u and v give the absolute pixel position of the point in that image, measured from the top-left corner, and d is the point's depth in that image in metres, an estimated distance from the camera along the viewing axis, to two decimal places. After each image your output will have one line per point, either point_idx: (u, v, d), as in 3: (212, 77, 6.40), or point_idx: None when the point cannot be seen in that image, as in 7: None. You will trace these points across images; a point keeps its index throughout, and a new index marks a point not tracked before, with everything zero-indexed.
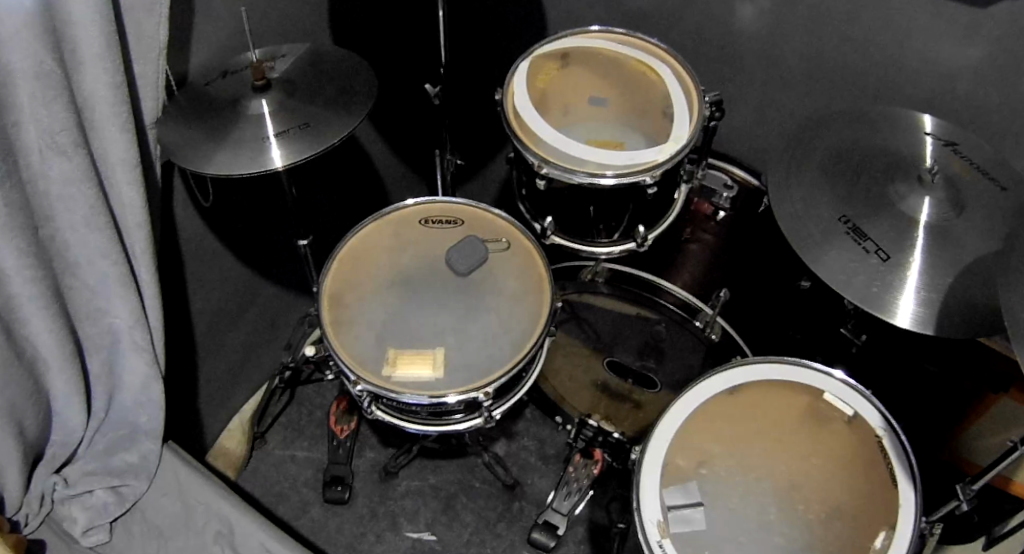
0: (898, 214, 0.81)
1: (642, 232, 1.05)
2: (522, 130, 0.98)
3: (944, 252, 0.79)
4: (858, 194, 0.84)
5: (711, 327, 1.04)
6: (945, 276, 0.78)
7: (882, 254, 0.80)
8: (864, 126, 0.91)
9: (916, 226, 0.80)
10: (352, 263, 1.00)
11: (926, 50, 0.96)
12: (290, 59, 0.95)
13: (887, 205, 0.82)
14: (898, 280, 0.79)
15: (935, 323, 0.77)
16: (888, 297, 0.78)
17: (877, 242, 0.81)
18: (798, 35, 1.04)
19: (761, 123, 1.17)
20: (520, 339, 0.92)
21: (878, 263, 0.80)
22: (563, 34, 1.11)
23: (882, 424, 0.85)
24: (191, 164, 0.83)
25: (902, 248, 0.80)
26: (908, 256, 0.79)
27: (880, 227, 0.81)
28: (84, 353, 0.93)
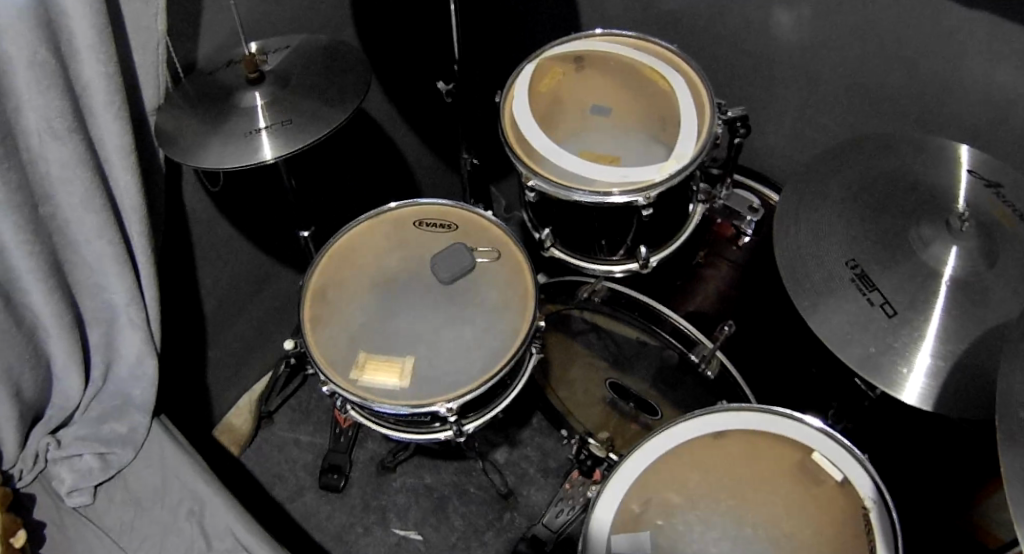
0: (918, 263, 0.74)
1: (645, 253, 0.98)
2: (516, 139, 0.93)
3: (964, 312, 0.71)
4: (876, 235, 0.77)
5: (708, 362, 0.97)
6: (962, 341, 0.70)
7: (888, 309, 0.74)
8: (895, 155, 0.84)
9: (936, 279, 0.73)
10: (340, 260, 0.98)
11: (979, 76, 0.87)
12: (287, 52, 0.96)
13: (906, 252, 0.75)
14: (910, 347, 0.72)
15: (944, 398, 0.70)
16: (891, 365, 0.72)
17: (884, 293, 0.75)
18: (835, 51, 0.98)
19: (797, 140, 1.12)
20: (494, 355, 0.88)
21: (883, 319, 0.74)
22: (579, 35, 1.05)
23: (872, 495, 0.79)
24: (179, 157, 0.84)
25: (916, 311, 0.73)
26: (923, 318, 0.72)
27: (890, 279, 0.75)
28: (85, 325, 0.98)
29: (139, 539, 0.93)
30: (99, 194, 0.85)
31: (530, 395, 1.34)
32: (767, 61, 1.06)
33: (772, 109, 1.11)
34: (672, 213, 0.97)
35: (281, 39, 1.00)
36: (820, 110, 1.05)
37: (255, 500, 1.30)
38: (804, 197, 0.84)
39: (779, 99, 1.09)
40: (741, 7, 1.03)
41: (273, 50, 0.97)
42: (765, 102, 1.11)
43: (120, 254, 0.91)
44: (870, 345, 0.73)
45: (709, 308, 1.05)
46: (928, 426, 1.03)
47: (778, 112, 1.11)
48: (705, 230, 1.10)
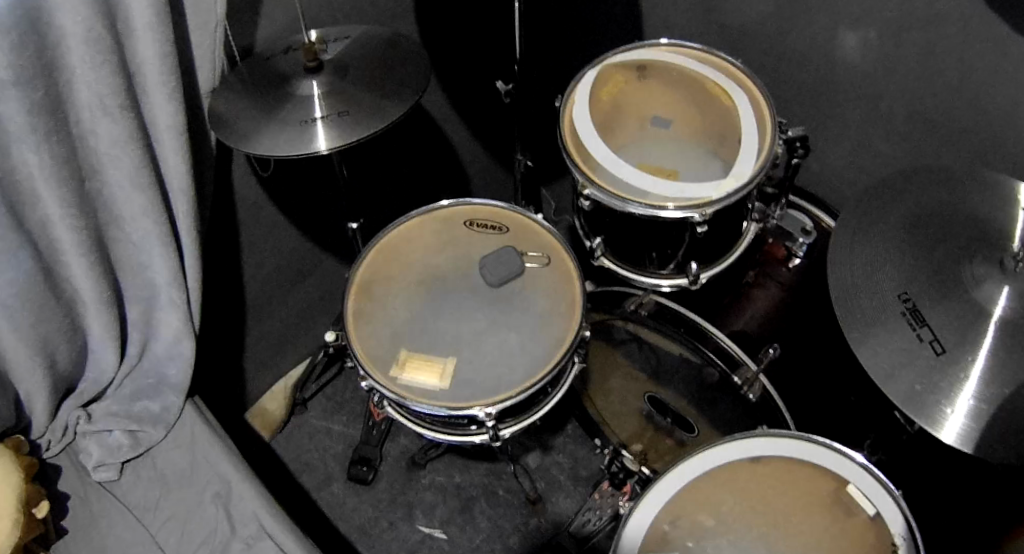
0: (970, 302, 0.75)
1: (695, 268, 0.96)
2: (574, 144, 0.92)
3: (1012, 355, 0.72)
4: (929, 270, 0.79)
5: (750, 385, 0.96)
6: (1006, 383, 0.71)
7: (937, 347, 0.75)
8: (950, 188, 0.86)
9: (986, 318, 0.74)
10: (388, 255, 0.98)
11: None
12: (346, 42, 0.97)
13: (959, 289, 0.76)
14: (953, 385, 0.73)
15: (983, 442, 0.71)
16: (935, 403, 0.73)
17: (934, 330, 0.76)
18: (906, 75, 0.98)
19: (856, 165, 1.11)
20: (535, 364, 0.87)
21: (930, 357, 0.74)
22: (641, 44, 1.03)
23: (903, 532, 0.76)
24: (236, 143, 0.86)
25: (964, 351, 0.73)
26: (969, 357, 0.73)
27: (941, 315, 0.76)
28: (125, 300, 1.06)
29: (163, 517, 1.02)
30: (146, 173, 0.93)
31: (567, 401, 1.32)
32: (828, 83, 1.06)
33: (835, 132, 1.10)
34: (726, 231, 0.95)
35: (341, 28, 1.01)
36: (878, 137, 1.06)
37: (284, 485, 1.32)
38: (861, 222, 0.85)
39: (840, 126, 1.09)
40: (807, 26, 1.03)
41: (331, 39, 0.98)
42: (829, 124, 1.10)
43: (164, 235, 0.99)
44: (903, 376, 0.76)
45: (754, 329, 1.03)
46: (971, 463, 0.99)
47: (840, 136, 1.10)
48: (756, 249, 1.07)
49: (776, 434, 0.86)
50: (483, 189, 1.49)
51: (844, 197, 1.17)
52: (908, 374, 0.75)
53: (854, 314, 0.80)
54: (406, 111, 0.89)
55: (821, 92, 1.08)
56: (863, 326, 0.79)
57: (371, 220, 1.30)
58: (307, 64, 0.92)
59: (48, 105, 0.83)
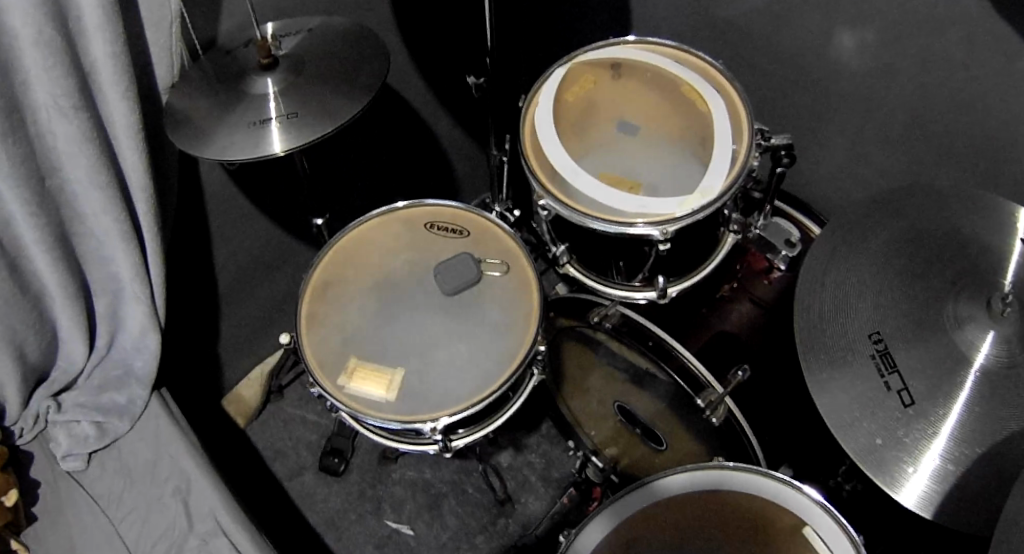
0: (949, 345, 0.73)
1: (662, 283, 0.92)
2: (533, 153, 0.87)
3: (987, 411, 0.70)
4: (906, 310, 0.77)
5: (714, 409, 0.91)
6: (977, 441, 0.70)
7: (906, 398, 0.73)
8: (939, 212, 0.83)
9: (965, 368, 0.72)
10: (346, 256, 0.95)
11: None
12: (305, 34, 0.96)
13: (939, 329, 0.75)
14: (922, 439, 0.72)
15: (943, 502, 0.70)
16: (895, 459, 0.72)
17: (904, 378, 0.74)
18: (904, 83, 0.94)
19: (849, 175, 1.07)
20: (484, 380, 0.84)
21: (898, 408, 0.73)
22: (616, 40, 0.97)
23: None
24: (188, 148, 0.84)
25: (935, 404, 0.72)
26: (942, 411, 0.71)
27: (913, 361, 0.74)
28: (91, 293, 1.05)
29: (126, 509, 1.02)
30: (104, 172, 0.91)
31: (541, 402, 1.30)
32: (822, 86, 1.01)
33: (828, 139, 1.06)
34: (696, 245, 0.90)
35: (299, 19, 0.99)
36: (873, 148, 1.02)
37: (257, 474, 1.32)
38: (838, 249, 0.83)
39: (834, 133, 1.04)
40: (803, 24, 0.98)
41: (290, 32, 0.96)
42: (822, 130, 1.05)
43: (126, 231, 0.97)
44: (854, 411, 0.75)
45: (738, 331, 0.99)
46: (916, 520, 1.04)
47: (833, 144, 1.06)
48: (737, 258, 1.05)
49: (739, 466, 0.82)
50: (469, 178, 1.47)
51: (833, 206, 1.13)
52: (867, 425, 0.74)
53: (818, 354, 0.79)
54: (361, 109, 0.87)
55: (814, 96, 1.03)
56: (825, 361, 0.78)
57: (348, 210, 1.28)
58: (261, 61, 0.89)
59: (3, 104, 0.81)
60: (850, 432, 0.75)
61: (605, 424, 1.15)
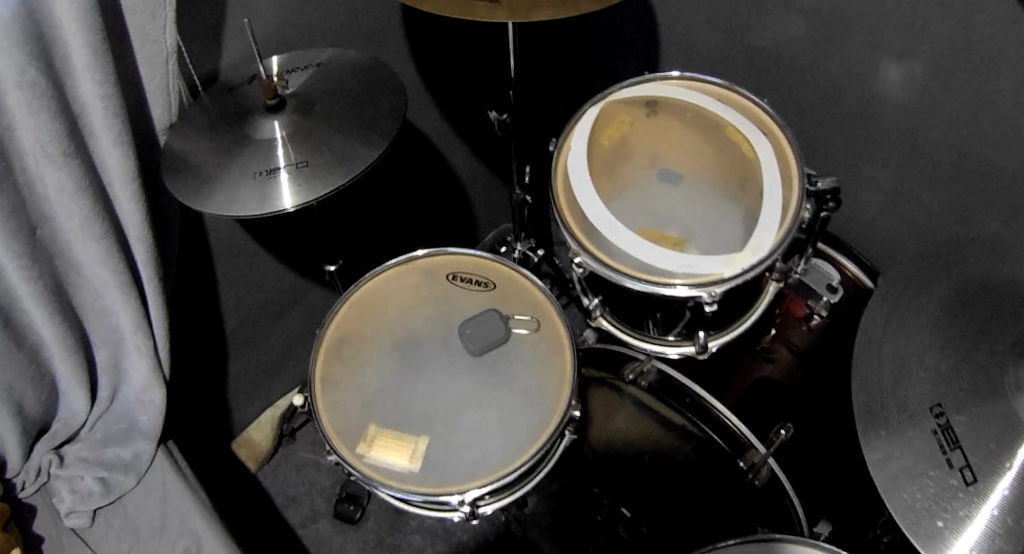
0: (1012, 416, 0.68)
1: (704, 337, 0.87)
2: (566, 202, 0.80)
3: None
4: (965, 378, 0.71)
5: (757, 471, 0.88)
6: None
7: (968, 475, 0.68)
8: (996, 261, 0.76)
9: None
10: (362, 311, 0.89)
11: None
12: (315, 69, 0.89)
13: (999, 396, 0.69)
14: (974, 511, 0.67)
15: None
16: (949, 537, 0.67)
17: (967, 454, 0.69)
18: (953, 118, 0.88)
19: (891, 214, 1.02)
20: (514, 447, 0.78)
21: (959, 487, 0.68)
22: (652, 77, 0.90)
23: None
24: (189, 202, 0.79)
25: (988, 472, 0.67)
26: (996, 479, 0.67)
27: (975, 434, 0.69)
28: (92, 344, 1.00)
29: None
30: (100, 222, 0.86)
31: None
32: (864, 118, 0.96)
33: (870, 174, 1.01)
34: (738, 300, 0.84)
35: (307, 53, 0.93)
36: (919, 186, 0.97)
37: (269, 522, 1.28)
38: (894, 309, 0.77)
39: (873, 164, 0.99)
40: (844, 54, 0.92)
41: (300, 66, 0.90)
42: (864, 164, 1.00)
43: (125, 281, 0.91)
44: (915, 492, 0.70)
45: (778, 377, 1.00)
46: None
47: (872, 178, 1.01)
48: (774, 303, 1.02)
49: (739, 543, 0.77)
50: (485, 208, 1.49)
51: (874, 244, 1.07)
52: (924, 503, 0.69)
53: (876, 432, 0.73)
54: (379, 157, 0.81)
55: (856, 128, 0.97)
56: (887, 443, 0.72)
57: None
58: (267, 102, 0.83)
59: None
60: (908, 513, 0.69)
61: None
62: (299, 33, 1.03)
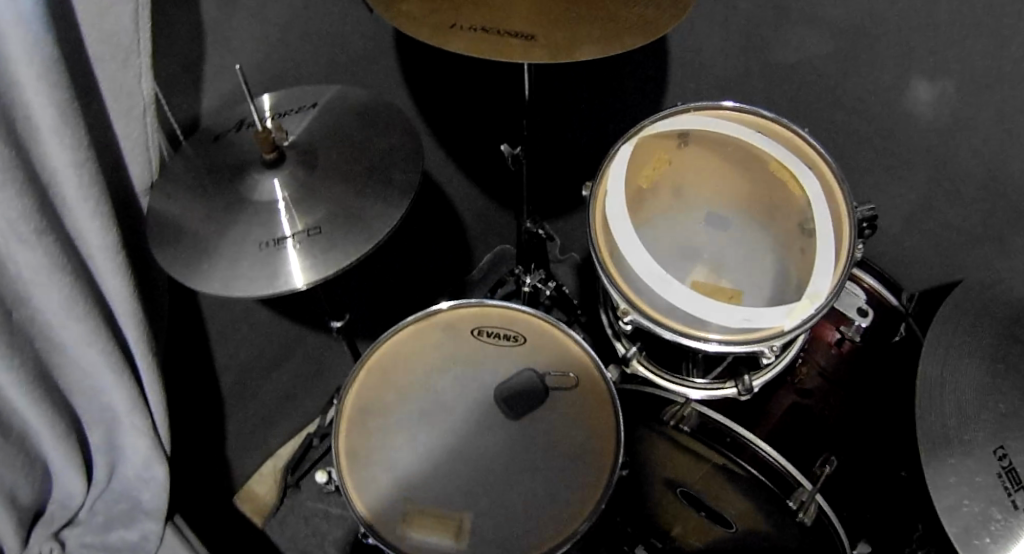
0: None
1: (748, 379, 0.83)
2: (607, 251, 0.72)
3: None
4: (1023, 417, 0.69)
5: (805, 509, 0.84)
6: None
7: None
8: None
9: None
10: (385, 374, 0.82)
11: None
12: (313, 111, 0.82)
13: None
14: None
15: None
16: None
17: None
18: (982, 137, 0.90)
19: (915, 230, 1.05)
20: (564, 517, 0.74)
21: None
22: (686, 105, 0.83)
23: None
24: (187, 278, 0.72)
25: None
26: None
27: None
28: (84, 427, 0.93)
29: None
30: (84, 299, 0.77)
31: None
32: (889, 137, 0.98)
33: (890, 189, 1.03)
34: None
35: (302, 89, 0.84)
36: (942, 200, 1.00)
37: None
38: (951, 348, 0.74)
39: (891, 178, 1.02)
40: (871, 73, 0.92)
41: (294, 108, 0.82)
42: (884, 180, 1.03)
43: (114, 356, 0.84)
44: (985, 537, 0.67)
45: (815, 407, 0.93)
46: None
47: (890, 192, 1.03)
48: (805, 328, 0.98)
49: None
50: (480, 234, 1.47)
51: (888, 257, 1.11)
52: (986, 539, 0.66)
53: (946, 479, 0.70)
54: (401, 218, 0.75)
55: (880, 146, 0.99)
56: (956, 491, 0.69)
57: None
58: (264, 155, 0.74)
59: None
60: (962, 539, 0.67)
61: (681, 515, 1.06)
62: (287, 68, 0.96)
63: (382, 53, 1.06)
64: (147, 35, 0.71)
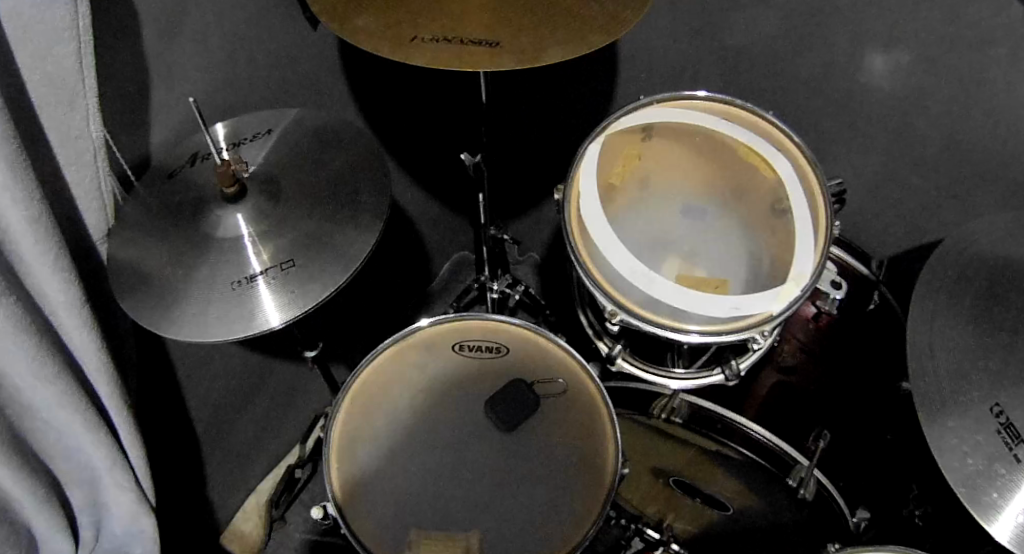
0: None
1: (734, 363, 0.82)
2: (588, 254, 0.71)
3: None
4: (1013, 371, 0.71)
5: (806, 486, 0.84)
6: None
7: None
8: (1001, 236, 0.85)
9: None
10: (370, 401, 0.80)
11: None
12: (269, 137, 0.79)
13: None
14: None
15: None
16: (994, 502, 0.68)
17: None
18: (934, 101, 0.95)
19: (876, 199, 1.09)
20: (572, 523, 0.73)
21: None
22: (649, 98, 0.83)
23: None
24: (157, 326, 0.69)
25: None
26: None
27: None
28: (63, 487, 0.90)
29: None
30: (51, 358, 0.73)
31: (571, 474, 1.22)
32: (845, 109, 1.01)
33: (848, 160, 1.07)
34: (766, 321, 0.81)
35: (255, 116, 0.82)
36: (901, 166, 1.04)
37: None
38: (936, 315, 0.76)
39: (847, 148, 1.05)
40: (823, 45, 0.96)
41: (250, 136, 0.79)
42: (842, 150, 1.06)
43: (88, 412, 0.80)
44: (993, 493, 0.68)
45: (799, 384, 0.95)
46: None
47: (846, 163, 1.07)
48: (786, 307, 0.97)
49: None
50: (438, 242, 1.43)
51: (847, 227, 1.14)
52: (992, 495, 0.68)
53: (948, 441, 0.71)
54: (376, 242, 0.74)
55: (837, 119, 1.02)
56: (958, 449, 0.70)
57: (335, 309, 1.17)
58: (224, 190, 0.71)
59: None
60: (969, 492, 0.69)
61: (676, 503, 1.06)
62: (235, 94, 0.93)
63: (332, 71, 1.04)
64: (91, 75, 0.69)
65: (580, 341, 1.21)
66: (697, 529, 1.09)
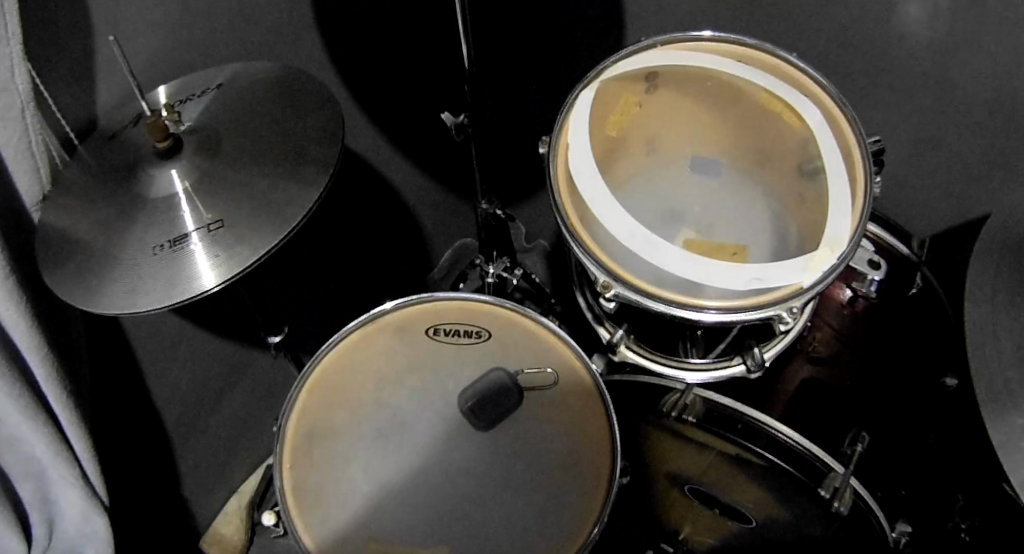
0: None
1: (758, 350, 0.70)
2: (577, 216, 0.59)
3: None
4: None
5: (840, 496, 0.71)
6: None
7: None
8: None
9: None
10: (328, 395, 0.69)
11: None
12: (215, 93, 0.69)
13: None
14: None
15: None
16: None
17: None
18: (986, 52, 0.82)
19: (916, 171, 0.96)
20: (561, 540, 0.62)
21: None
22: (651, 41, 0.71)
23: None
24: (76, 299, 0.59)
25: None
26: None
27: None
28: (9, 481, 0.79)
29: None
30: None
31: None
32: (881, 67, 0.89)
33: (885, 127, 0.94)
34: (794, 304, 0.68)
35: (201, 74, 0.72)
36: (946, 131, 0.90)
37: None
38: (1000, 289, 0.63)
39: (884, 113, 0.92)
40: None
41: (195, 92, 0.69)
42: (878, 116, 0.93)
43: (24, 398, 0.70)
44: None
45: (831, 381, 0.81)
46: None
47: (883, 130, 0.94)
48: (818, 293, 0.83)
49: None
50: (436, 227, 1.28)
51: (883, 205, 1.02)
52: None
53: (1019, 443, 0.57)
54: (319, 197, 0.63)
55: (872, 79, 0.90)
56: None
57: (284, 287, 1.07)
58: (158, 145, 0.62)
59: None
60: None
61: (690, 513, 0.94)
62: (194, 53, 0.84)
63: (307, 29, 0.94)
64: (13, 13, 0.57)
65: (587, 333, 1.10)
66: (715, 541, 0.96)
